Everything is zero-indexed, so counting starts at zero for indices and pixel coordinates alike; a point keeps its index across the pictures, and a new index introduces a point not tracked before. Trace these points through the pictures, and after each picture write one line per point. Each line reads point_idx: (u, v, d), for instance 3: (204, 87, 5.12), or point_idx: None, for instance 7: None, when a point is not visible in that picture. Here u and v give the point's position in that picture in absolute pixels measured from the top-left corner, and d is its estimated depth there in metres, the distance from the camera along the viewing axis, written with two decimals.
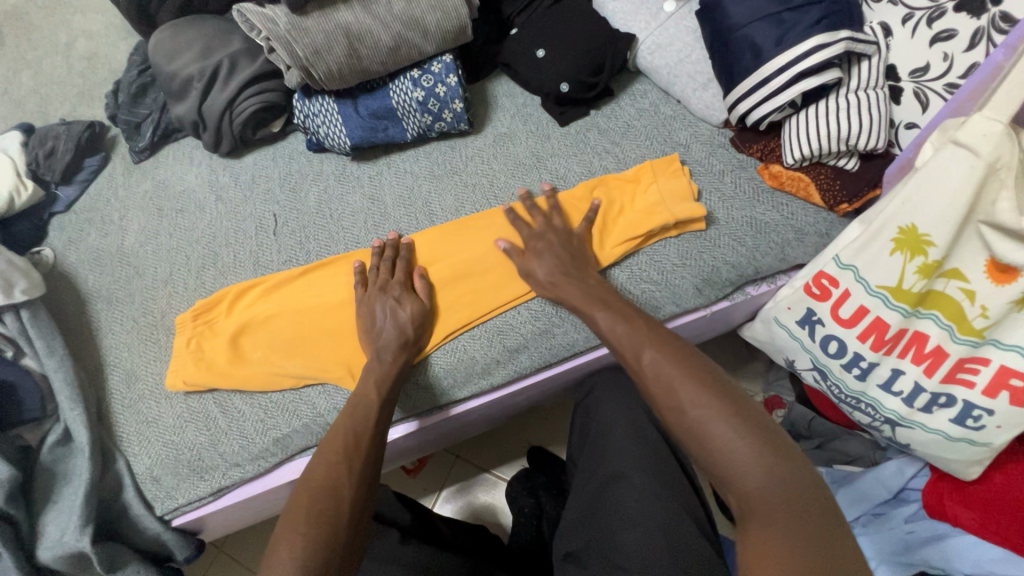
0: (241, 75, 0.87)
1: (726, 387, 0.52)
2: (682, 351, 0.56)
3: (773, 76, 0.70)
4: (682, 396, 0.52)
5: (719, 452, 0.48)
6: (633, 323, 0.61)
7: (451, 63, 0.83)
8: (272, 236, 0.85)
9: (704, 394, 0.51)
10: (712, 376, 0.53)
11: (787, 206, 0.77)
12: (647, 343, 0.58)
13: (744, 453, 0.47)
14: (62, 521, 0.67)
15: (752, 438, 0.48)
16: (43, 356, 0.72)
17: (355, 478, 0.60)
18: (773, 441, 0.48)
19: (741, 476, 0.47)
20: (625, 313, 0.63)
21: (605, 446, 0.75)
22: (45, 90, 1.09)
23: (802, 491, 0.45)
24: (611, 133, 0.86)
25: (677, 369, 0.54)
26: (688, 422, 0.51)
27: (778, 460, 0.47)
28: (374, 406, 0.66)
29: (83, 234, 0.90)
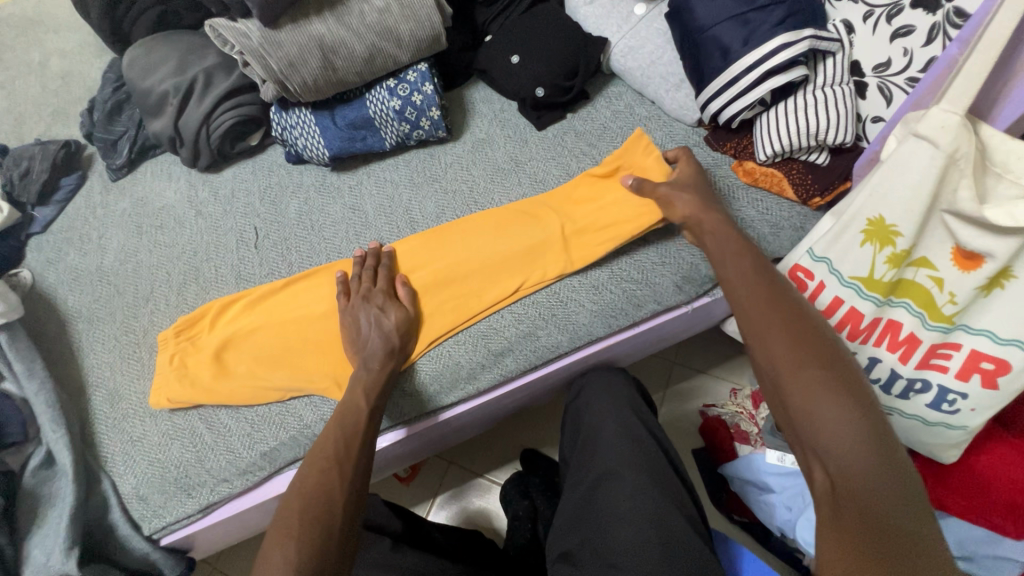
0: (217, 89, 0.87)
1: (849, 366, 0.50)
2: (806, 315, 0.54)
3: (742, 75, 0.71)
4: (799, 360, 0.50)
5: (823, 427, 0.47)
6: (761, 274, 0.58)
7: (426, 71, 0.84)
8: (253, 249, 0.85)
9: (824, 365, 0.49)
10: (836, 351, 0.50)
11: (762, 202, 0.78)
12: (773, 297, 0.55)
13: (849, 435, 0.46)
14: (47, 545, 0.66)
15: (865, 429, 0.46)
16: (24, 379, 0.71)
17: (347, 485, 0.61)
18: (879, 429, 0.46)
19: (845, 456, 0.45)
20: (751, 265, 0.59)
21: (596, 445, 0.75)
22: (19, 109, 1.08)
23: (900, 493, 0.44)
24: (588, 135, 0.87)
25: (805, 332, 0.52)
26: (796, 387, 0.49)
27: (885, 457, 0.45)
28: (364, 411, 0.66)
29: (61, 254, 0.89)
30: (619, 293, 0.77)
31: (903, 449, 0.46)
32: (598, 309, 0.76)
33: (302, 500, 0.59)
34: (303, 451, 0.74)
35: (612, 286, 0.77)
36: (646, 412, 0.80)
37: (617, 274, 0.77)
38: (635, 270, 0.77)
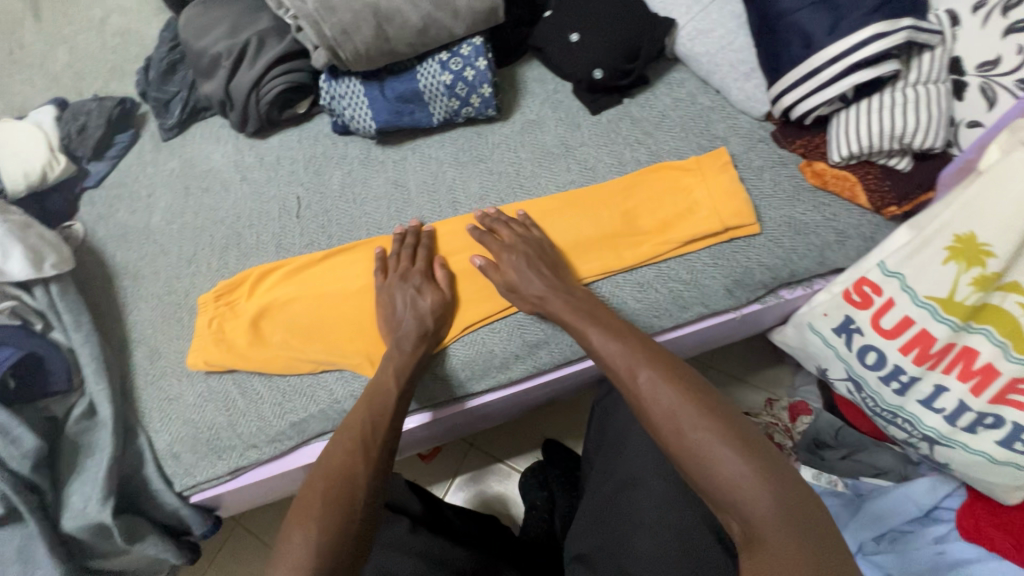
0: (268, 54, 0.86)
1: (722, 407, 0.54)
2: (674, 370, 0.57)
3: (824, 66, 0.66)
4: (691, 421, 0.53)
5: (716, 472, 0.50)
6: (647, 343, 0.62)
7: (481, 46, 0.80)
8: (294, 219, 0.85)
9: (704, 420, 0.53)
10: (706, 391, 0.55)
11: (830, 207, 0.72)
12: (646, 363, 0.59)
13: (744, 478, 0.49)
14: (85, 492, 0.69)
15: (751, 460, 0.50)
16: (71, 330, 0.73)
17: (373, 467, 0.60)
18: (766, 459, 0.50)
19: (740, 493, 0.49)
20: (620, 330, 0.63)
21: (622, 449, 0.72)
22: (80, 65, 1.10)
23: (804, 509, 0.48)
24: (644, 123, 0.82)
25: (677, 393, 0.55)
26: (689, 446, 0.52)
27: (776, 480, 0.49)
28: (392, 399, 0.65)
29: (112, 210, 0.91)
30: (665, 294, 0.73)
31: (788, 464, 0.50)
32: (641, 307, 0.73)
33: (327, 479, 0.58)
34: (330, 425, 0.74)
35: (658, 285, 0.73)
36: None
37: (665, 273, 0.73)
38: (684, 270, 0.73)
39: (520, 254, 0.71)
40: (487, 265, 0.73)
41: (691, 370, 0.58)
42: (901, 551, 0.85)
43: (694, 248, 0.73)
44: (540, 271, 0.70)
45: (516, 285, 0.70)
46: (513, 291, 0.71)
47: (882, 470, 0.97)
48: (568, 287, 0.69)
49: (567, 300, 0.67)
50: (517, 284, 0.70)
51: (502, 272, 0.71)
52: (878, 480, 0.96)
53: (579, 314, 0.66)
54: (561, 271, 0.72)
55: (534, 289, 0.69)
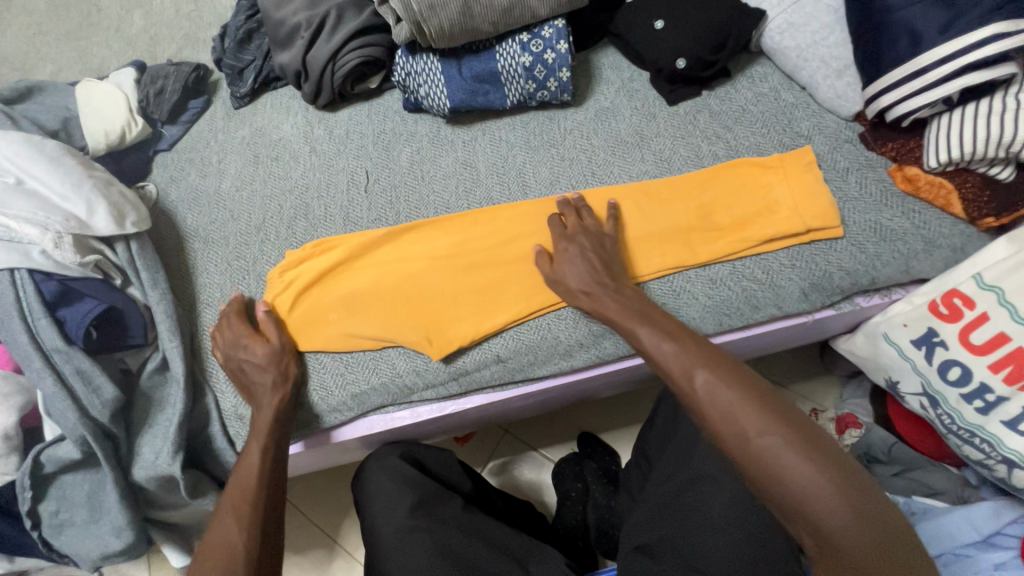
0: (347, 27, 0.86)
1: (786, 410, 0.52)
2: (731, 371, 0.55)
3: (933, 66, 0.63)
4: (757, 423, 0.51)
5: (783, 479, 0.48)
6: (716, 348, 0.59)
7: (563, 28, 0.79)
8: (363, 193, 0.85)
9: (766, 422, 0.51)
10: (766, 393, 0.53)
11: (920, 214, 0.70)
12: (705, 366, 0.56)
13: (814, 485, 0.47)
14: (156, 445, 0.71)
15: (822, 466, 0.48)
16: (148, 288, 0.75)
17: (256, 526, 0.60)
18: (838, 464, 0.48)
19: (812, 503, 0.47)
20: (679, 334, 0.61)
21: (692, 444, 0.71)
22: (155, 30, 1.13)
23: (878, 515, 0.46)
24: (724, 117, 0.80)
25: (739, 395, 0.53)
26: (756, 451, 0.50)
27: (849, 487, 0.47)
28: (255, 460, 0.65)
29: (183, 173, 0.93)
30: (737, 292, 0.71)
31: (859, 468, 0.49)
32: (711, 305, 0.71)
33: (211, 551, 0.59)
34: (391, 398, 0.75)
35: (730, 282, 0.71)
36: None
37: (739, 271, 0.72)
38: (760, 270, 0.71)
39: (579, 246, 0.71)
40: (541, 254, 0.73)
41: (750, 370, 0.56)
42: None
43: (771, 248, 0.71)
44: (600, 273, 0.68)
45: (566, 279, 0.69)
46: (561, 280, 0.70)
47: (937, 491, 0.94)
48: (632, 295, 0.67)
49: (615, 302, 0.66)
50: (571, 276, 0.69)
51: (557, 264, 0.71)
52: (932, 501, 0.91)
53: (630, 315, 0.64)
54: (616, 272, 0.70)
55: (588, 285, 0.68)
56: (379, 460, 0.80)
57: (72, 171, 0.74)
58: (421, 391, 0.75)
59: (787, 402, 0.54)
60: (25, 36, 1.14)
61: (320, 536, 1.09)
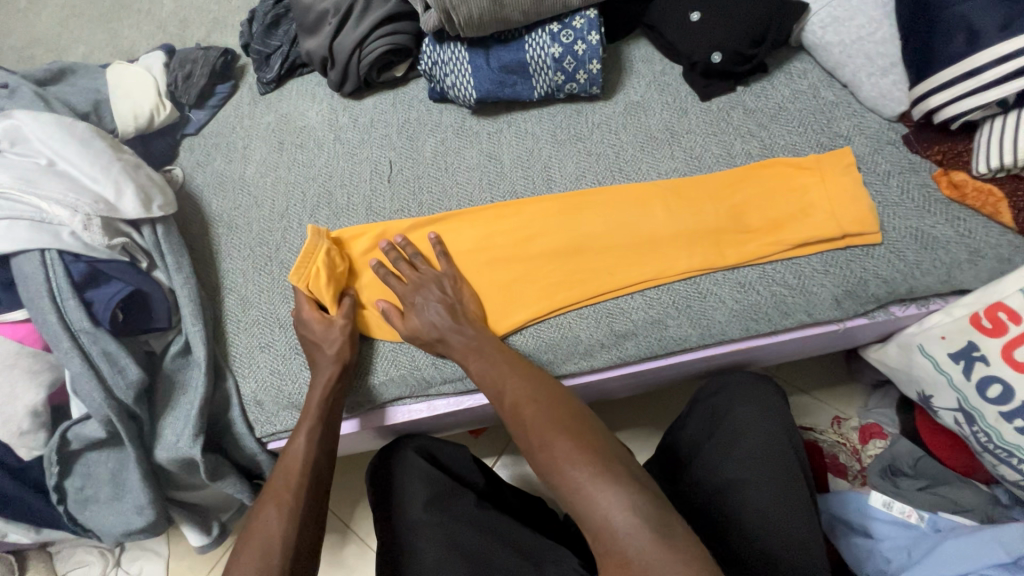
0: (375, 14, 0.85)
1: (567, 420, 0.58)
2: (534, 387, 0.63)
3: (989, 65, 0.59)
4: (548, 438, 0.57)
5: (566, 485, 0.54)
6: (492, 363, 0.66)
7: (595, 19, 0.77)
8: (386, 183, 0.85)
9: (553, 433, 0.57)
10: (566, 409, 0.60)
11: (965, 222, 0.66)
12: (511, 389, 0.63)
13: (588, 489, 0.52)
14: (178, 427, 0.72)
15: (593, 468, 0.53)
16: (173, 271, 0.76)
17: (296, 516, 0.60)
18: (609, 468, 0.54)
19: (587, 506, 0.52)
20: (494, 358, 0.66)
21: (729, 449, 0.70)
22: (185, 14, 1.13)
23: (643, 511, 0.50)
24: (759, 114, 0.77)
25: (536, 413, 0.60)
26: (552, 464, 0.55)
27: (617, 485, 0.52)
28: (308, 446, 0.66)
29: (209, 158, 0.93)
30: (767, 297, 0.69)
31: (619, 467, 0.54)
32: (738, 309, 0.69)
33: (254, 538, 0.58)
34: (409, 390, 0.75)
35: (760, 287, 0.69)
36: (791, 425, 0.73)
37: (769, 275, 0.69)
38: (791, 274, 0.69)
39: (425, 298, 0.71)
40: (388, 310, 0.72)
41: (552, 387, 0.63)
42: None
43: (804, 252, 0.69)
44: (442, 313, 0.70)
45: (415, 328, 0.70)
46: (412, 334, 0.71)
47: (964, 508, 0.91)
48: (431, 324, 0.69)
49: (451, 328, 0.69)
50: (410, 329, 0.71)
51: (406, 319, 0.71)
52: (960, 517, 0.90)
53: (463, 347, 0.68)
54: (461, 311, 0.71)
55: (434, 329, 0.69)
56: (398, 453, 0.80)
57: (102, 154, 0.75)
58: (439, 385, 0.75)
59: (575, 409, 0.60)
60: (60, 18, 1.16)
61: (334, 521, 1.10)
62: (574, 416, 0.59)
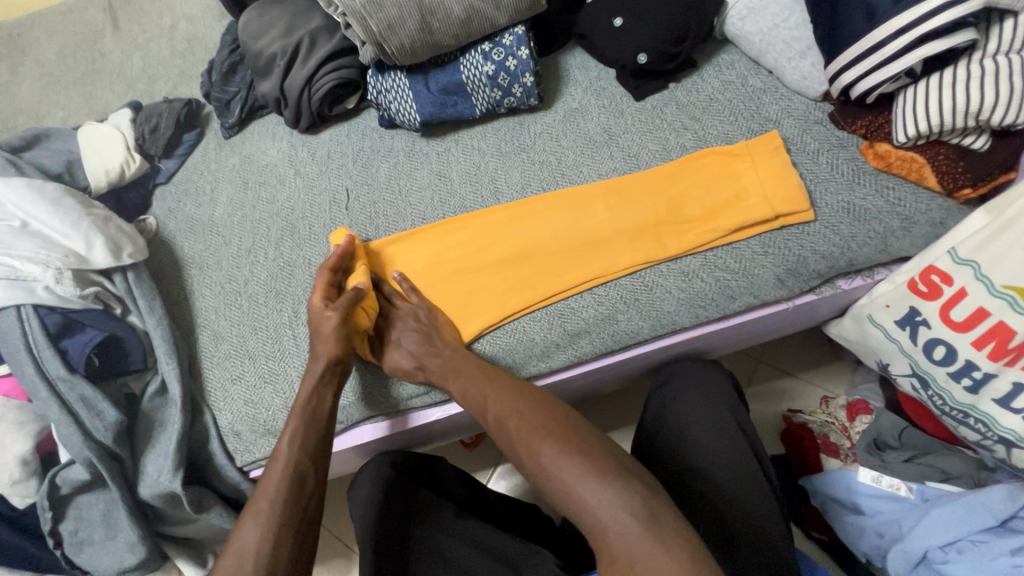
0: (320, 52, 0.90)
1: (556, 423, 0.60)
2: (522, 396, 0.64)
3: (889, 39, 0.62)
4: (536, 441, 0.59)
5: (560, 489, 0.55)
6: (477, 381, 0.67)
7: (523, 35, 0.81)
8: (344, 211, 0.88)
9: (541, 438, 0.58)
10: (553, 413, 0.62)
11: (895, 191, 0.68)
12: (493, 402, 0.64)
13: (579, 489, 0.54)
14: (159, 463, 0.75)
15: (581, 466, 0.55)
16: (145, 314, 0.79)
17: (275, 520, 0.57)
18: (598, 465, 0.55)
19: (580, 505, 0.54)
20: (475, 376, 0.68)
21: (679, 438, 0.71)
22: (153, 70, 1.20)
23: (632, 502, 0.52)
24: (691, 108, 0.80)
25: (524, 421, 0.61)
26: (540, 470, 0.57)
27: (607, 481, 0.54)
28: (307, 441, 0.65)
29: (180, 205, 0.97)
30: (711, 283, 0.71)
31: (608, 462, 0.56)
32: (684, 297, 0.71)
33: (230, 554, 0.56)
34: (378, 408, 0.77)
35: (703, 274, 0.71)
36: (740, 409, 0.74)
37: (711, 262, 0.71)
38: (732, 259, 0.71)
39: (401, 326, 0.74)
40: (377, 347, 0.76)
41: (539, 394, 0.65)
42: (972, 563, 0.79)
43: (742, 235, 0.71)
44: (416, 341, 0.72)
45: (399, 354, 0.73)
46: (398, 368, 0.73)
47: (951, 475, 0.89)
48: (409, 358, 0.72)
49: (428, 355, 0.71)
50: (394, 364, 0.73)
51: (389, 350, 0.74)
52: (947, 486, 0.88)
53: (442, 371, 0.70)
54: (438, 336, 0.73)
55: (411, 361, 0.72)
56: (370, 470, 0.81)
57: (71, 210, 0.79)
58: (407, 401, 0.77)
59: (564, 411, 0.62)
60: (38, 88, 1.23)
61: (337, 545, 1.12)
62: (566, 415, 0.61)
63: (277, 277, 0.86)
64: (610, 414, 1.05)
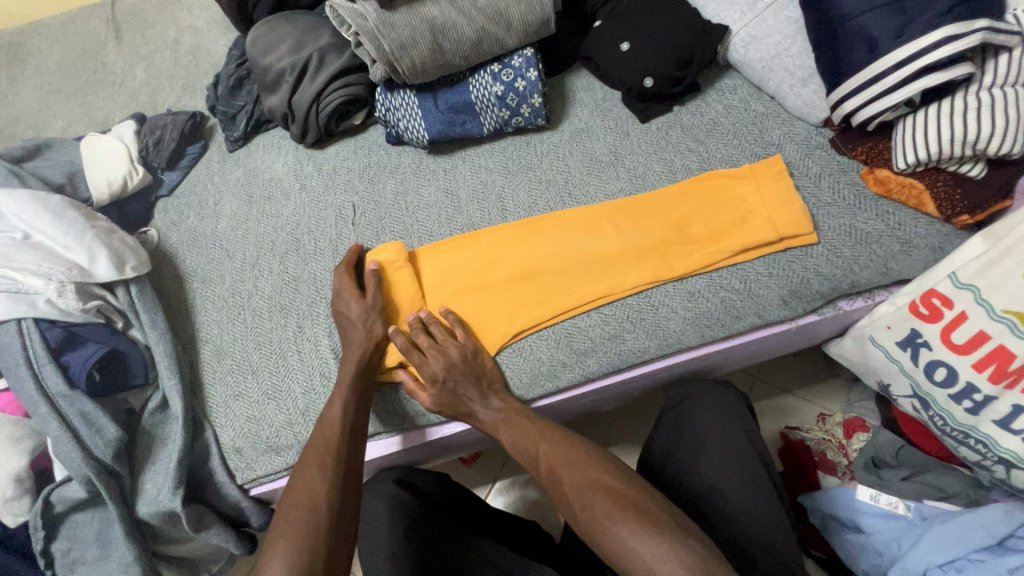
0: (329, 69, 0.90)
1: (607, 477, 0.60)
2: (565, 447, 0.65)
3: (890, 71, 0.64)
4: (587, 497, 0.59)
5: (611, 546, 0.55)
6: (525, 433, 0.67)
7: (532, 57, 0.82)
8: (350, 226, 0.88)
9: (589, 493, 0.59)
10: (602, 467, 0.61)
11: (894, 216, 0.70)
12: (545, 454, 0.65)
13: (629, 546, 0.54)
14: (158, 481, 0.73)
15: (632, 522, 0.55)
16: (147, 329, 0.78)
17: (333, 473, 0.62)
18: (649, 519, 0.55)
19: (632, 561, 0.53)
20: (525, 427, 0.68)
21: (696, 457, 0.71)
22: (156, 81, 1.20)
23: (685, 561, 0.51)
24: (696, 131, 0.82)
25: (571, 476, 0.61)
26: (593, 524, 0.57)
27: (659, 538, 0.53)
28: (356, 396, 0.69)
29: (182, 217, 0.97)
30: (716, 303, 0.72)
31: (660, 516, 0.55)
32: (691, 317, 0.72)
33: (296, 496, 0.60)
34: (384, 425, 0.76)
35: (708, 294, 0.72)
36: (752, 429, 0.74)
37: (716, 282, 0.72)
38: (737, 280, 0.72)
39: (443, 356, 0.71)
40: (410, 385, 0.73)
41: (588, 446, 0.65)
42: None
43: (746, 257, 0.72)
44: (469, 387, 0.71)
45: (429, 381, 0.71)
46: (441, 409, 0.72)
47: (950, 494, 0.89)
48: (461, 399, 0.71)
49: (480, 402, 0.71)
50: (438, 403, 0.72)
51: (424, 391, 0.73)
52: (943, 504, 0.88)
53: (494, 420, 0.70)
54: (487, 381, 0.72)
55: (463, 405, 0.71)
56: (377, 487, 0.79)
57: (75, 223, 0.78)
58: (416, 418, 0.77)
59: (612, 463, 0.62)
60: (37, 96, 1.22)
61: None
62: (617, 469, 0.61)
63: (281, 292, 0.86)
64: (611, 430, 1.05)
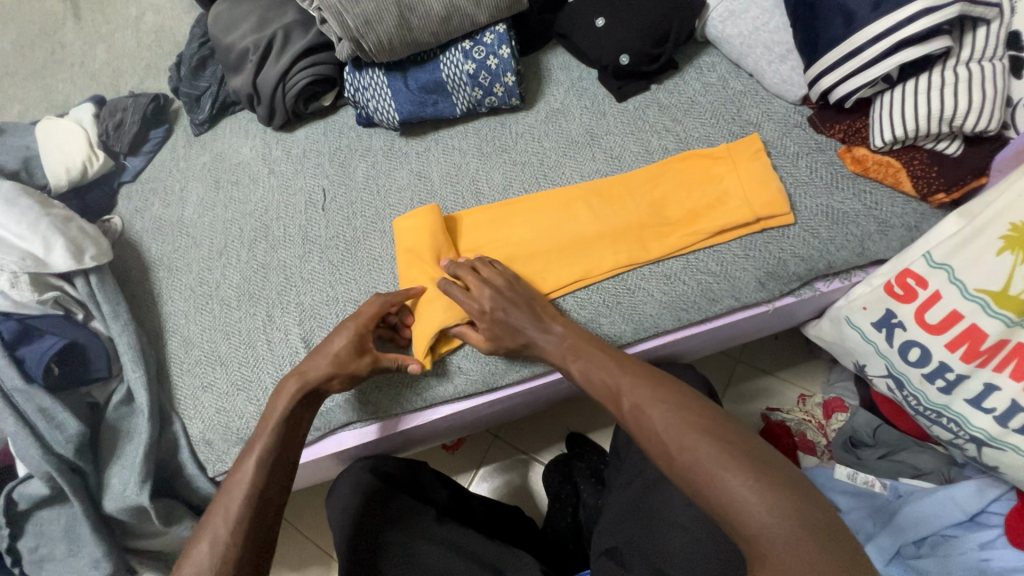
0: (294, 48, 0.87)
1: (709, 416, 0.54)
2: (655, 381, 0.59)
3: (866, 45, 0.62)
4: (685, 438, 0.53)
5: (712, 492, 0.50)
6: (599, 364, 0.62)
7: (504, 33, 0.79)
8: (320, 211, 0.85)
9: (688, 433, 0.53)
10: (699, 406, 0.56)
11: (871, 194, 0.69)
12: (628, 388, 0.59)
13: (738, 493, 0.48)
14: (124, 476, 0.72)
15: (741, 471, 0.49)
16: (109, 320, 0.75)
17: (233, 542, 0.55)
18: (760, 466, 0.50)
19: (740, 512, 0.48)
20: (600, 360, 0.62)
21: None
22: (117, 63, 1.15)
23: (804, 516, 0.46)
24: (673, 109, 0.80)
25: (665, 413, 0.55)
26: (693, 469, 0.51)
27: (775, 491, 0.48)
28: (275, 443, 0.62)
29: (147, 204, 0.93)
30: (693, 286, 0.71)
31: (773, 465, 0.50)
32: (668, 301, 0.71)
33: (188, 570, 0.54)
34: (357, 415, 0.74)
35: (686, 277, 0.71)
36: None
37: (693, 265, 0.71)
38: (714, 262, 0.71)
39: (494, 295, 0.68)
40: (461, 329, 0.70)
41: (680, 384, 0.59)
42: (943, 556, 0.81)
43: (723, 239, 0.71)
44: (523, 313, 0.67)
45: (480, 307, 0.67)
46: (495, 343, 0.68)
47: (924, 472, 0.90)
48: (517, 331, 0.66)
49: (539, 332, 0.66)
50: (491, 338, 0.67)
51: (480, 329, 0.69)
52: (919, 481, 0.89)
53: (558, 350, 0.65)
54: (542, 311, 0.68)
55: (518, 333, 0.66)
56: (349, 475, 0.78)
57: (28, 211, 0.75)
58: (389, 409, 0.74)
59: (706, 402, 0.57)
60: None
61: (316, 553, 1.09)
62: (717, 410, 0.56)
63: (250, 280, 0.83)
64: None
